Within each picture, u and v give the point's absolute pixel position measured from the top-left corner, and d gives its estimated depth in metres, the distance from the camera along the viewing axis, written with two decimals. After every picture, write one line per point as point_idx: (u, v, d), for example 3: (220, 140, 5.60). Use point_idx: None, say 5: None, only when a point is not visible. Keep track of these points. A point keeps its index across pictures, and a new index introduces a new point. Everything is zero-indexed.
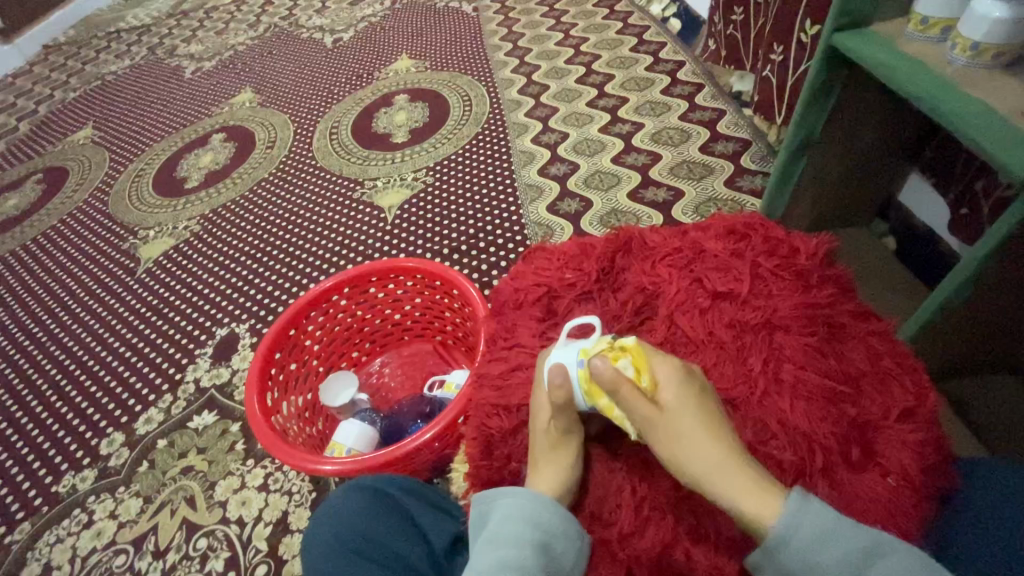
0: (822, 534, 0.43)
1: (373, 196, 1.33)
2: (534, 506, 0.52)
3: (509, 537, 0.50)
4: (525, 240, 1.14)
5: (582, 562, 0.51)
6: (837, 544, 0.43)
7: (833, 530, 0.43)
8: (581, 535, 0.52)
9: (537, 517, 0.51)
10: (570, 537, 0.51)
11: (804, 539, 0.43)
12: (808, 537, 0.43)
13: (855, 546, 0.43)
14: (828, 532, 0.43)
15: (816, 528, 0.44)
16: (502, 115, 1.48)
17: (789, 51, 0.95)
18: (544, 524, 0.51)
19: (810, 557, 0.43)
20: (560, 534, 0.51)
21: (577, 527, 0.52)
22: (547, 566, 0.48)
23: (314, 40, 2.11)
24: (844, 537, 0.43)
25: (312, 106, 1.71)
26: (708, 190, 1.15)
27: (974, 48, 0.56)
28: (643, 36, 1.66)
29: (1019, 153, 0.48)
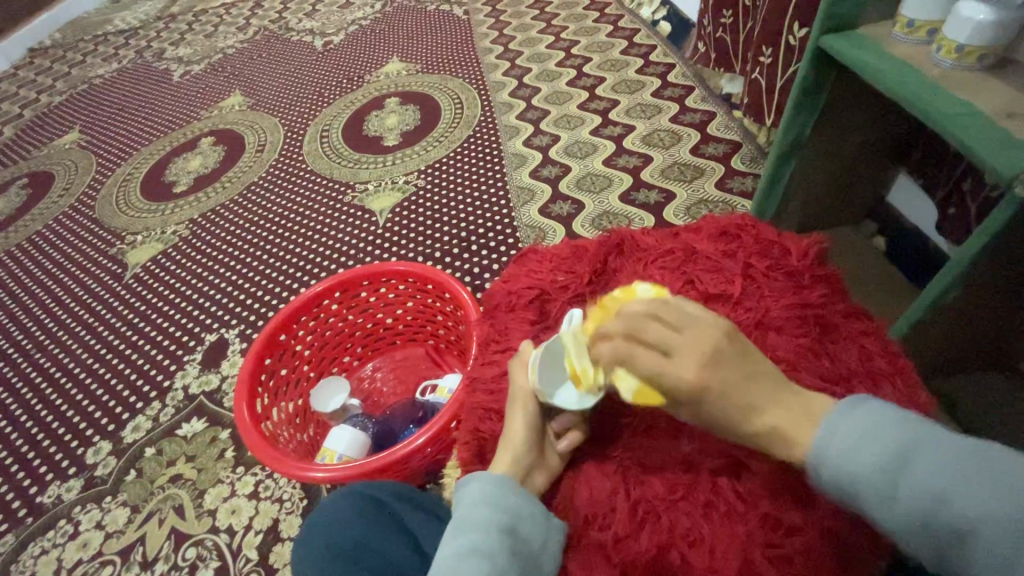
0: (859, 436, 0.41)
1: (365, 199, 1.32)
2: (498, 489, 0.52)
3: (471, 520, 0.50)
4: (517, 243, 1.14)
5: (553, 543, 0.52)
6: (877, 446, 0.40)
7: (874, 432, 0.41)
8: (548, 518, 0.52)
9: (503, 500, 0.52)
10: (539, 521, 0.52)
11: (839, 438, 0.42)
12: (841, 443, 0.42)
13: (898, 445, 0.40)
14: (865, 433, 0.41)
15: (849, 433, 0.42)
16: (493, 118, 1.48)
17: (778, 54, 0.96)
18: (511, 507, 0.51)
19: (843, 462, 0.41)
20: (528, 517, 0.51)
21: (543, 509, 0.53)
22: (514, 548, 0.49)
23: (304, 43, 2.11)
24: (885, 439, 0.40)
25: (303, 109, 1.71)
26: (698, 192, 1.16)
27: (959, 49, 0.57)
28: (633, 39, 1.67)
29: (1003, 154, 0.49)
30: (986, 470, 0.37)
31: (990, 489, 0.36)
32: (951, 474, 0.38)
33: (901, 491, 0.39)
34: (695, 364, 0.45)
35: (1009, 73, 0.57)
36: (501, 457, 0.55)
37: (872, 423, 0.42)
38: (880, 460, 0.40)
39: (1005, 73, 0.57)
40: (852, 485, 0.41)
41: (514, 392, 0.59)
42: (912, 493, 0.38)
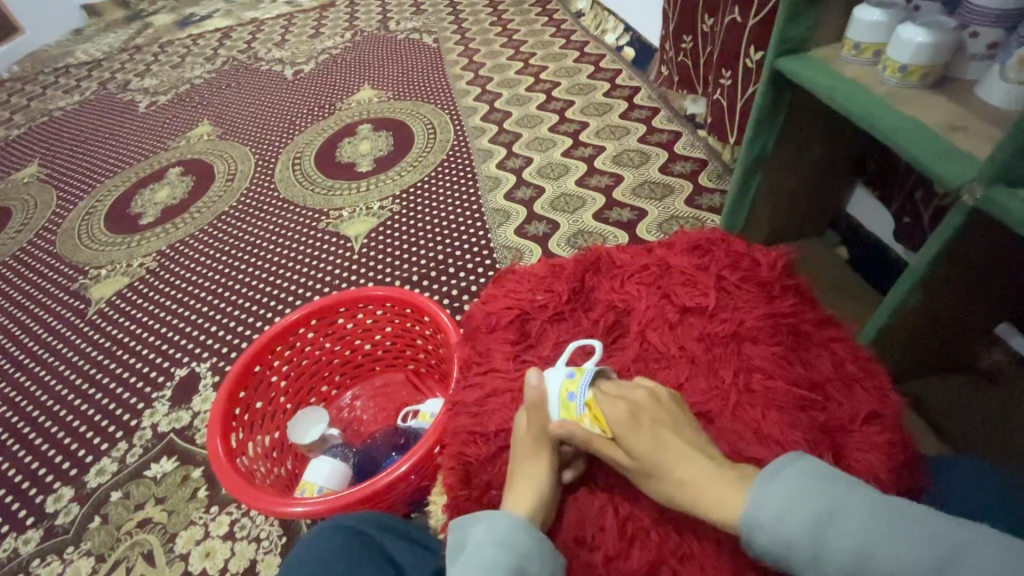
0: (785, 503, 0.43)
1: (339, 225, 1.31)
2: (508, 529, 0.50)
3: (483, 563, 0.46)
4: (495, 264, 1.14)
5: None
6: (804, 508, 0.42)
7: (801, 499, 0.43)
8: (554, 555, 0.49)
9: (513, 539, 0.48)
10: (546, 559, 0.49)
11: (767, 506, 0.43)
12: (771, 509, 0.43)
13: (820, 507, 0.42)
14: (789, 498, 0.43)
15: (776, 498, 0.44)
16: (466, 142, 1.51)
17: (737, 76, 1.00)
18: (520, 548, 0.48)
19: (776, 523, 0.42)
20: (536, 556, 0.48)
21: (551, 547, 0.50)
22: None
23: (274, 72, 2.17)
24: (808, 501, 0.43)
25: (275, 137, 1.72)
26: (670, 208, 1.18)
27: (903, 69, 0.60)
28: (598, 64, 1.75)
29: (951, 164, 0.51)
30: (896, 522, 0.40)
31: (901, 543, 0.39)
32: (872, 529, 0.40)
33: (826, 556, 0.40)
34: (646, 405, 0.52)
35: (949, 91, 0.61)
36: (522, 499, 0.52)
37: (796, 488, 0.44)
38: (807, 521, 0.42)
39: (947, 90, 0.61)
40: (784, 551, 0.42)
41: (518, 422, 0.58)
42: (835, 556, 0.40)
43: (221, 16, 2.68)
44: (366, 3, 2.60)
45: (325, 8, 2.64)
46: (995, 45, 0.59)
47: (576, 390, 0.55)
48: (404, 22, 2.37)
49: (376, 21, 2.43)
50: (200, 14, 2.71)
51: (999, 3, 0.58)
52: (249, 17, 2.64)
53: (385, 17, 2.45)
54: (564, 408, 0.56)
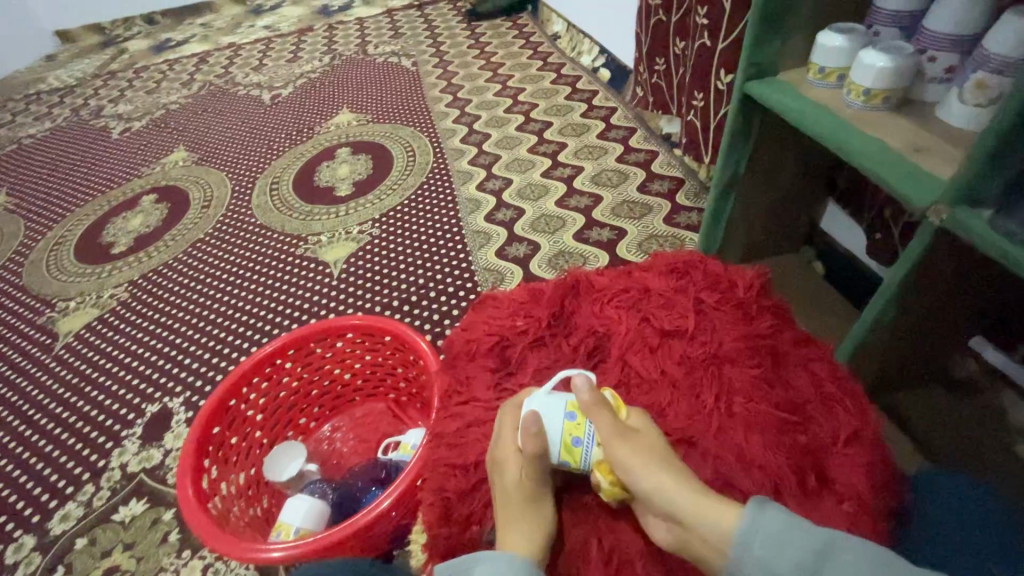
0: (777, 539, 0.43)
1: (318, 250, 1.30)
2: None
3: None
4: (476, 287, 1.13)
5: None
6: (795, 547, 0.43)
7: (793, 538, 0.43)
8: None
9: None
10: None
11: (760, 541, 0.43)
12: (763, 544, 0.43)
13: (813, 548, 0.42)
14: (783, 533, 0.43)
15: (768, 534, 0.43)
16: (446, 165, 1.51)
17: (709, 98, 1.01)
18: None
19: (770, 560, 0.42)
20: None
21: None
22: None
23: (252, 96, 2.17)
24: (802, 540, 0.43)
25: (252, 162, 1.71)
26: (649, 227, 1.18)
27: (866, 93, 0.62)
28: (575, 86, 1.78)
29: (918, 186, 0.52)
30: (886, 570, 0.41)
31: None
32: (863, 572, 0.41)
33: None
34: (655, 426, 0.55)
35: (911, 113, 0.62)
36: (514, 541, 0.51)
37: (787, 527, 0.44)
38: (798, 562, 0.42)
39: (910, 112, 0.62)
40: None
41: (498, 453, 0.55)
42: None
43: (198, 40, 2.67)
44: (344, 27, 2.62)
45: (303, 32, 2.65)
46: (953, 68, 0.60)
47: (584, 439, 0.53)
48: (383, 45, 2.39)
49: (355, 44, 2.45)
50: (176, 39, 2.70)
51: (955, 29, 0.59)
52: (227, 42, 2.64)
53: (364, 41, 2.48)
54: (566, 450, 0.53)
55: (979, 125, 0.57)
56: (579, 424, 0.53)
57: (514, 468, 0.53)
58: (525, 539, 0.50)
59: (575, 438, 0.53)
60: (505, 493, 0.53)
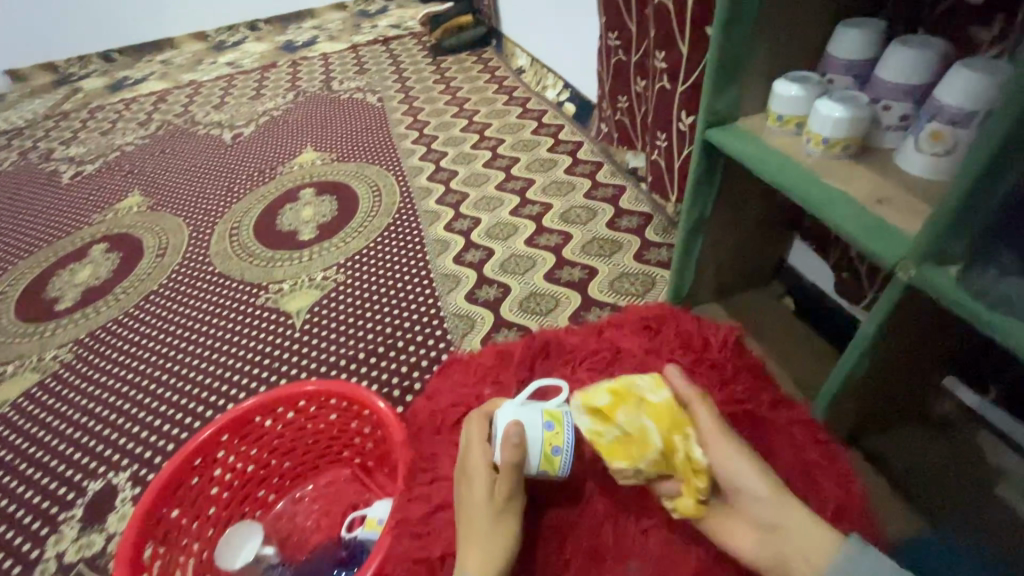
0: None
1: (280, 299, 1.24)
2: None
3: None
4: (445, 335, 1.09)
5: None
6: None
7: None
8: None
9: None
10: None
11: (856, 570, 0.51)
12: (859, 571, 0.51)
13: None
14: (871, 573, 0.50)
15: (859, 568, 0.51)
16: (413, 204, 1.48)
17: (671, 138, 1.01)
18: None
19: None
20: None
21: None
22: None
23: (212, 136, 2.11)
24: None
25: (211, 205, 1.65)
26: (620, 265, 1.17)
27: (825, 141, 0.62)
28: (541, 120, 1.79)
29: (886, 242, 0.51)
30: None
31: None
32: None
33: None
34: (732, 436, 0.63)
35: (870, 160, 0.62)
36: (471, 552, 0.55)
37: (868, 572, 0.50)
38: None
39: (870, 160, 0.62)
40: None
41: (466, 466, 0.60)
42: None
43: (157, 78, 2.61)
44: (308, 63, 2.60)
45: (266, 68, 2.62)
46: (908, 116, 0.61)
47: (562, 448, 0.59)
48: (348, 81, 2.38)
49: (319, 81, 2.43)
50: (134, 77, 2.64)
51: (907, 79, 0.59)
52: (187, 79, 2.59)
53: (328, 77, 2.46)
54: (546, 459, 0.59)
55: (938, 174, 0.57)
56: (558, 434, 0.59)
57: (485, 481, 0.58)
58: (490, 554, 0.55)
59: (553, 450, 0.59)
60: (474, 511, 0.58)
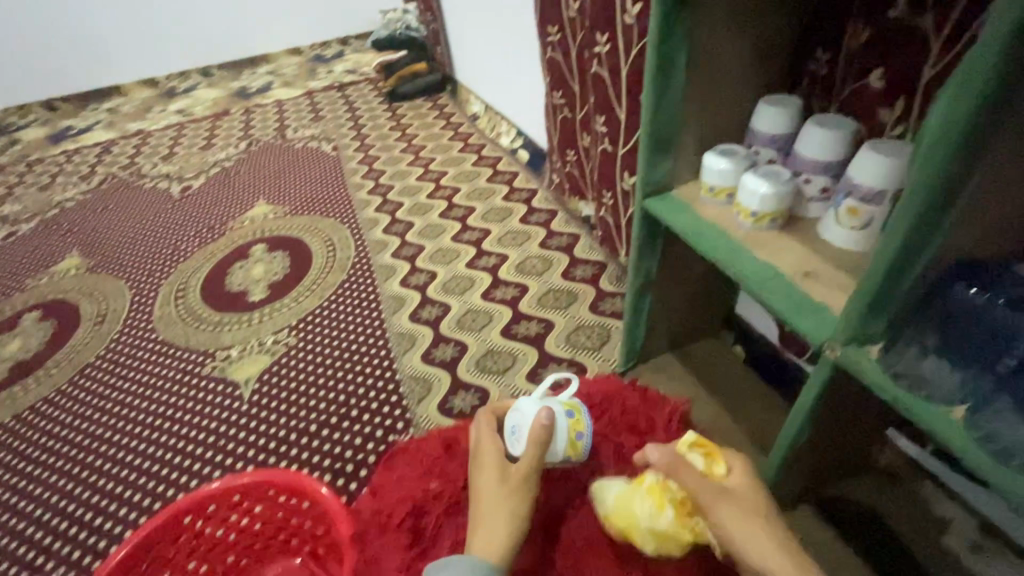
0: None
1: (227, 369, 1.20)
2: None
3: None
4: (401, 400, 1.06)
5: None
6: None
7: None
8: None
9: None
10: None
11: None
12: None
13: None
14: None
15: None
16: (368, 259, 1.46)
17: (616, 197, 1.04)
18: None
19: None
20: None
21: None
22: None
23: (159, 188, 2.05)
24: None
25: (156, 265, 1.59)
26: (575, 317, 1.18)
27: (754, 214, 0.64)
28: (496, 167, 1.82)
29: (810, 320, 0.53)
30: None
31: None
32: None
33: None
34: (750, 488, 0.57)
35: (796, 230, 0.65)
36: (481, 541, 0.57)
37: None
38: None
39: (797, 230, 0.65)
40: None
41: (481, 458, 0.65)
42: None
43: (103, 128, 2.54)
44: (263, 110, 2.58)
45: (219, 116, 2.58)
46: (827, 189, 0.64)
47: (583, 433, 0.70)
48: (303, 129, 2.36)
49: (274, 128, 2.41)
50: (77, 126, 2.56)
51: (823, 155, 0.62)
52: (134, 128, 2.52)
53: (282, 124, 2.43)
54: (571, 444, 0.69)
55: (859, 246, 0.60)
56: (579, 421, 0.70)
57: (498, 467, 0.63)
58: (494, 539, 0.57)
59: (576, 435, 0.69)
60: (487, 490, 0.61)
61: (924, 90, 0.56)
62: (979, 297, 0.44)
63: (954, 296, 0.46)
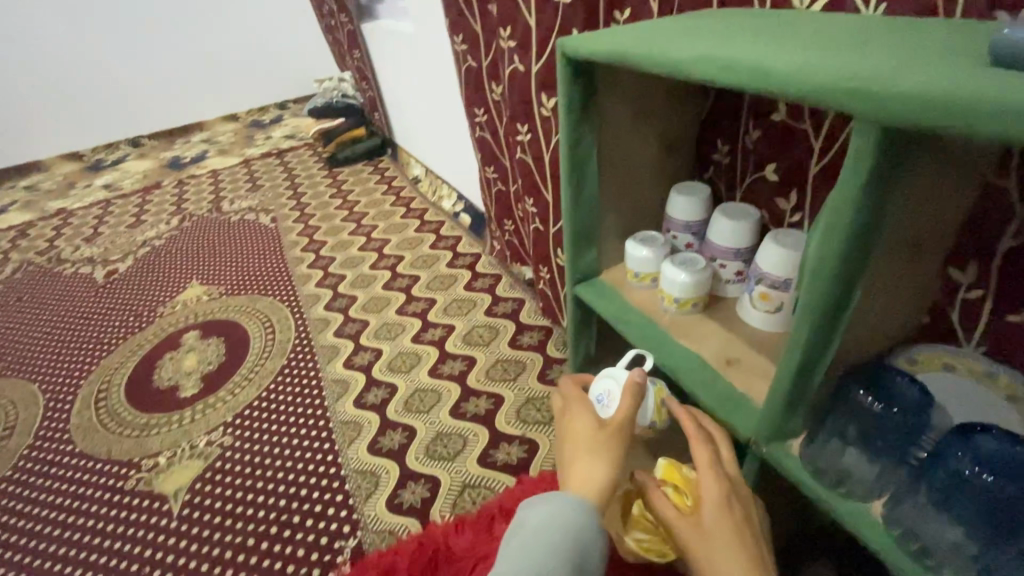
0: None
1: (154, 480, 1.11)
2: (588, 525, 0.47)
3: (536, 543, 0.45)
4: (348, 499, 1.01)
5: None
6: None
7: None
8: None
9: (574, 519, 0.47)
10: None
11: None
12: None
13: None
14: None
15: None
16: (309, 339, 1.41)
17: (553, 271, 1.06)
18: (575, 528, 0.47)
19: None
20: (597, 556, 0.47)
21: None
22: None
23: (82, 273, 1.94)
24: None
25: (75, 361, 1.48)
26: (524, 389, 1.17)
27: (677, 300, 0.66)
28: (439, 232, 1.82)
29: (738, 413, 0.54)
30: None
31: None
32: None
33: None
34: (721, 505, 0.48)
35: (717, 312, 0.68)
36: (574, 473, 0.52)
37: None
38: None
39: (718, 311, 0.68)
40: None
41: (568, 399, 0.61)
42: None
43: (19, 208, 2.39)
44: (196, 182, 2.50)
45: (149, 190, 2.48)
46: (741, 271, 0.67)
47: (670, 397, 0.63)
48: (239, 200, 2.30)
49: (208, 201, 2.33)
50: None
51: (732, 243, 0.66)
52: (54, 208, 2.38)
53: (217, 197, 2.36)
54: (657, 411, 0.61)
55: (775, 328, 0.63)
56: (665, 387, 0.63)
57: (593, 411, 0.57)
58: (592, 475, 0.51)
59: (664, 400, 0.62)
60: (583, 426, 0.56)
61: (811, 183, 0.61)
62: (877, 405, 0.45)
63: (853, 402, 0.47)
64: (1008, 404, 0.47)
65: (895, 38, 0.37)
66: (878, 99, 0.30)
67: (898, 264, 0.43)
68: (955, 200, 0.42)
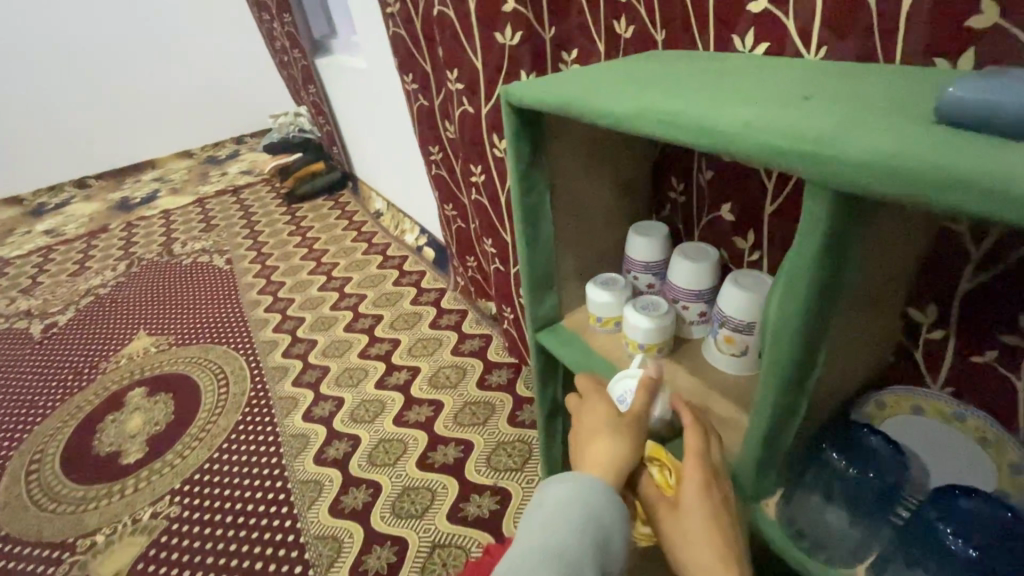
0: None
1: (90, 563, 1.01)
2: (594, 503, 0.45)
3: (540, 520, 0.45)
4: (307, 569, 0.93)
5: None
6: None
7: None
8: None
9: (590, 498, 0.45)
10: None
11: None
12: None
13: None
14: None
15: None
16: (266, 390, 1.34)
17: (517, 310, 1.03)
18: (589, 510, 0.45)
19: None
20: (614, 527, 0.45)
21: None
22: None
23: (18, 328, 1.80)
24: None
25: (5, 429, 1.35)
26: (494, 433, 1.12)
27: (642, 346, 0.64)
28: (403, 267, 1.77)
29: None
30: None
31: None
32: None
33: None
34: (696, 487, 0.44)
35: (684, 355, 0.65)
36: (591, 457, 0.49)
37: None
38: None
39: (683, 352, 0.66)
40: None
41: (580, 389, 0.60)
42: None
43: None
44: (146, 223, 2.39)
45: (94, 234, 2.35)
46: (704, 312, 0.65)
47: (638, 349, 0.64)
48: (192, 242, 2.20)
49: (158, 243, 2.23)
50: None
51: (694, 284, 0.64)
52: None
53: (168, 238, 2.25)
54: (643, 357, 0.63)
55: (742, 369, 0.61)
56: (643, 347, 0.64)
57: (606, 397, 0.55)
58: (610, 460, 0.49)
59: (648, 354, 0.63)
60: (597, 415, 0.54)
61: (767, 223, 0.60)
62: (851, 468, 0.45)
63: (828, 465, 0.46)
64: (984, 450, 0.45)
65: (835, 92, 0.36)
66: (833, 163, 0.29)
67: (860, 318, 0.41)
68: (909, 249, 0.41)
